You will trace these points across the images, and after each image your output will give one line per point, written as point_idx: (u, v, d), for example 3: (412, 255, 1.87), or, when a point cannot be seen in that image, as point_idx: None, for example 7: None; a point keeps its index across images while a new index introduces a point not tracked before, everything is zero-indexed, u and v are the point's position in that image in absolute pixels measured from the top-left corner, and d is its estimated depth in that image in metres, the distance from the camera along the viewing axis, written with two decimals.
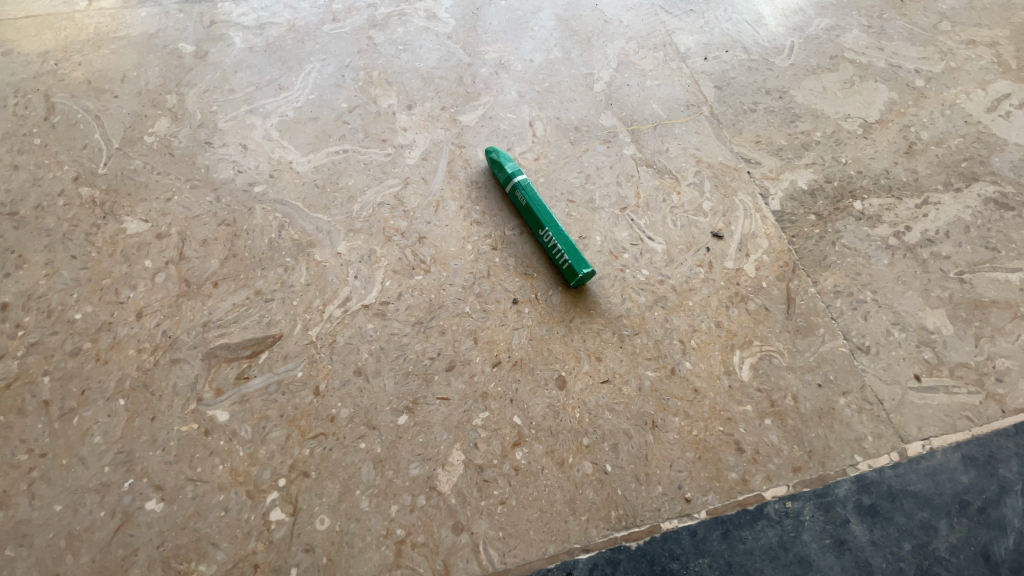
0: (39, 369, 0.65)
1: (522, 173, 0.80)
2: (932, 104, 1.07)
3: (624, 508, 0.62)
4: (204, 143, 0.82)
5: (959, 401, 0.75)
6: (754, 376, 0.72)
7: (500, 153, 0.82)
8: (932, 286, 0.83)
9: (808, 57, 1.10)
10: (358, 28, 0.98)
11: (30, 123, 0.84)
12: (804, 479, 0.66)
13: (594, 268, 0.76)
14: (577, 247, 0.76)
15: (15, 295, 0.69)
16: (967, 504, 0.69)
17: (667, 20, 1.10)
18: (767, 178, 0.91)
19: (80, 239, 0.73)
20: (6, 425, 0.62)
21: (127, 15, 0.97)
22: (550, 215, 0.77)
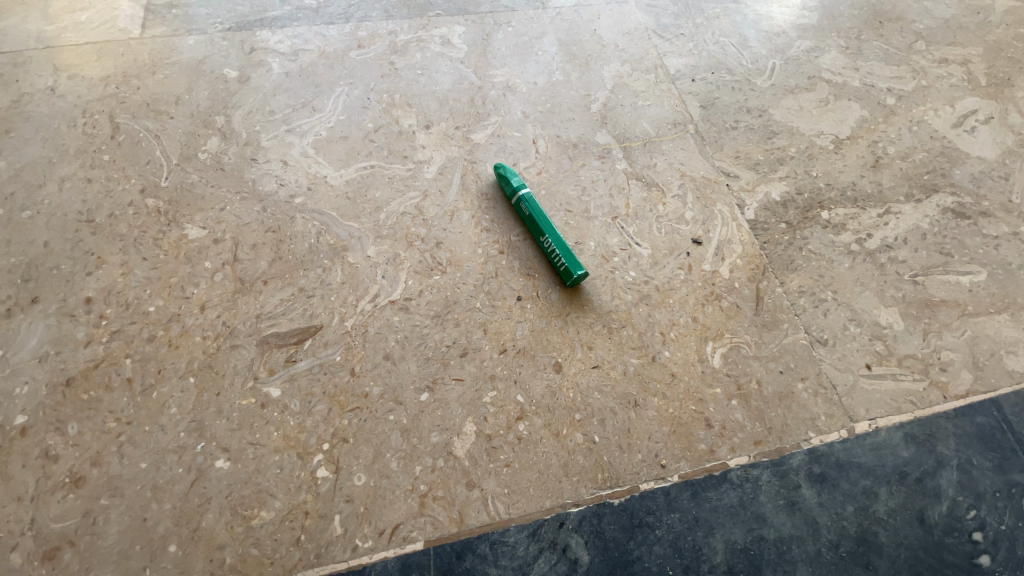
0: (122, 352, 0.77)
1: (525, 186, 0.92)
2: (901, 121, 1.17)
3: (609, 472, 0.74)
4: (250, 159, 0.95)
5: (904, 387, 0.86)
6: (724, 363, 0.83)
7: (507, 168, 0.94)
8: (887, 287, 0.95)
9: (787, 78, 1.21)
10: (380, 54, 1.10)
11: (98, 141, 0.96)
12: (763, 451, 0.78)
13: (587, 270, 0.88)
14: (572, 252, 0.88)
15: (97, 291, 0.81)
16: (906, 474, 0.80)
17: (659, 44, 1.21)
18: (744, 190, 1.02)
19: (149, 243, 0.86)
20: (96, 398, 0.74)
21: (176, 42, 1.09)
22: (550, 223, 0.89)
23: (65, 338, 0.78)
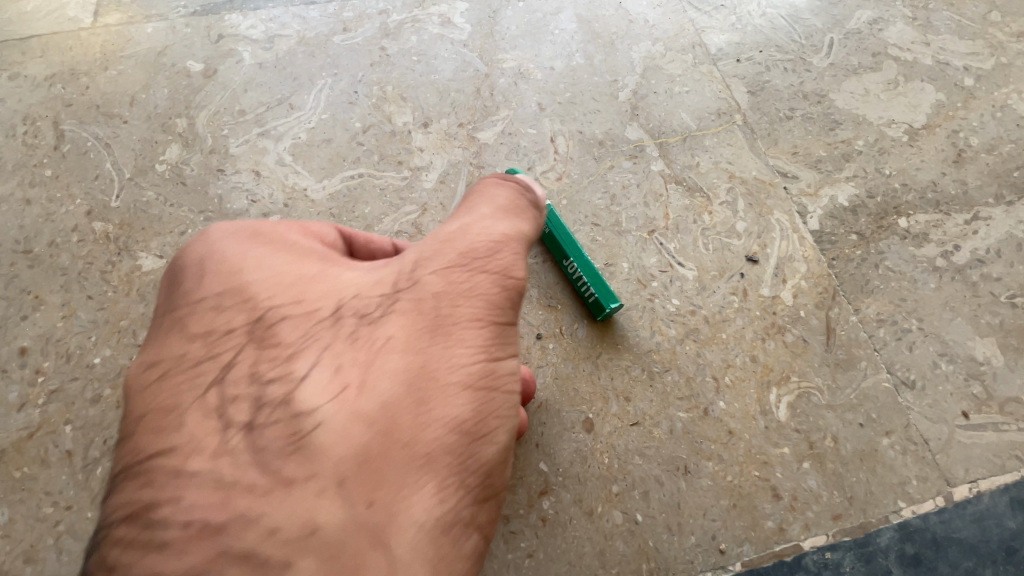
0: (61, 418, 0.64)
1: None
2: (982, 106, 1.00)
3: (655, 561, 0.62)
4: (216, 171, 0.80)
5: (1009, 440, 0.71)
6: (791, 416, 0.69)
7: (521, 175, 0.80)
8: (982, 312, 0.79)
9: (847, 55, 1.03)
10: (370, 38, 0.94)
11: (39, 153, 0.81)
12: (843, 528, 0.64)
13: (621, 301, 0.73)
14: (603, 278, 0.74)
15: (33, 340, 0.68)
16: (1015, 551, 0.66)
17: (696, 17, 1.03)
18: (804, 193, 0.85)
19: (96, 277, 0.71)
20: (31, 476, 0.61)
21: (133, 31, 0.93)
22: (576, 243, 0.74)
23: None
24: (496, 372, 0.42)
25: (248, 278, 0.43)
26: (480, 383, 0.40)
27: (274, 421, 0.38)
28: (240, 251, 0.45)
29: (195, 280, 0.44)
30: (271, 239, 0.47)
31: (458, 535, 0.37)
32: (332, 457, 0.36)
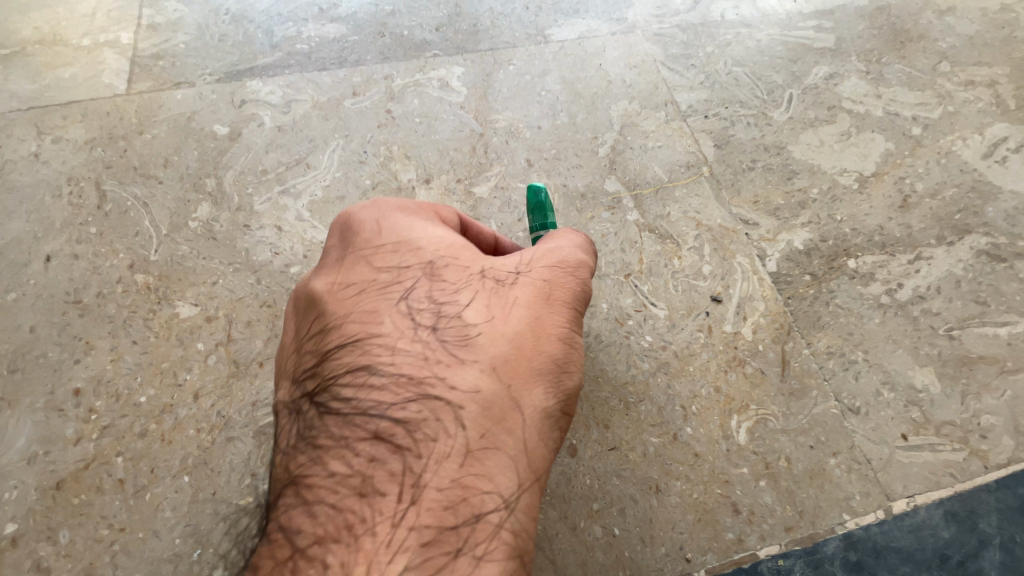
0: (113, 450, 0.73)
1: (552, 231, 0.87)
2: (928, 154, 1.12)
3: (630, 569, 0.71)
4: (243, 226, 0.90)
5: (942, 459, 0.81)
6: (750, 440, 0.78)
7: (545, 196, 0.87)
8: (921, 343, 0.89)
9: (804, 109, 1.15)
10: (377, 102, 1.06)
11: (84, 212, 0.92)
12: (795, 538, 0.73)
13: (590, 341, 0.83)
14: None
15: (86, 381, 0.77)
16: (947, 557, 0.76)
17: (668, 76, 1.15)
18: (764, 239, 0.96)
19: (139, 325, 0.81)
20: (88, 503, 0.70)
21: (164, 97, 1.05)
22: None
23: (54, 435, 0.74)
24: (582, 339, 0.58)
25: (417, 238, 0.62)
26: (573, 334, 0.57)
27: (441, 331, 0.54)
28: (413, 223, 0.63)
29: (377, 233, 0.63)
30: (429, 219, 0.65)
31: (555, 426, 0.53)
32: (482, 358, 0.52)
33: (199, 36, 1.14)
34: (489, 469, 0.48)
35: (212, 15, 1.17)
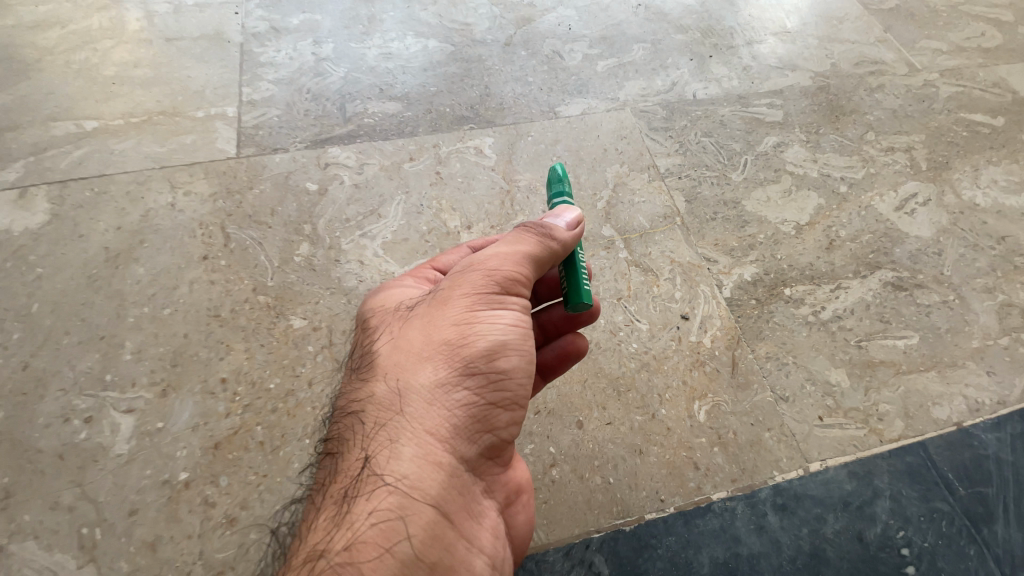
0: (254, 421, 1.03)
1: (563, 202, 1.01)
2: (852, 207, 1.45)
3: (621, 506, 1.01)
4: (334, 261, 1.22)
5: (848, 434, 1.11)
6: (707, 418, 1.09)
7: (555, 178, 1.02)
8: (837, 350, 1.20)
9: (757, 172, 1.48)
10: (428, 165, 1.39)
11: (214, 249, 1.22)
12: (738, 486, 1.04)
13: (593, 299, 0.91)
14: (583, 277, 0.92)
15: (230, 372, 1.08)
16: (850, 503, 1.05)
17: (650, 146, 1.50)
18: (721, 272, 1.28)
19: (265, 332, 1.12)
20: (239, 457, 1.00)
21: (266, 160, 1.37)
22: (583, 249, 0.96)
23: (210, 411, 1.04)
24: (466, 323, 0.80)
25: (375, 299, 0.95)
26: (461, 323, 0.80)
27: (366, 361, 0.85)
28: (378, 291, 0.97)
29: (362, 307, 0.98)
30: (399, 282, 0.99)
31: (443, 395, 0.77)
32: (383, 369, 0.81)
33: (289, 110, 1.47)
34: (383, 440, 0.75)
35: (298, 94, 1.51)
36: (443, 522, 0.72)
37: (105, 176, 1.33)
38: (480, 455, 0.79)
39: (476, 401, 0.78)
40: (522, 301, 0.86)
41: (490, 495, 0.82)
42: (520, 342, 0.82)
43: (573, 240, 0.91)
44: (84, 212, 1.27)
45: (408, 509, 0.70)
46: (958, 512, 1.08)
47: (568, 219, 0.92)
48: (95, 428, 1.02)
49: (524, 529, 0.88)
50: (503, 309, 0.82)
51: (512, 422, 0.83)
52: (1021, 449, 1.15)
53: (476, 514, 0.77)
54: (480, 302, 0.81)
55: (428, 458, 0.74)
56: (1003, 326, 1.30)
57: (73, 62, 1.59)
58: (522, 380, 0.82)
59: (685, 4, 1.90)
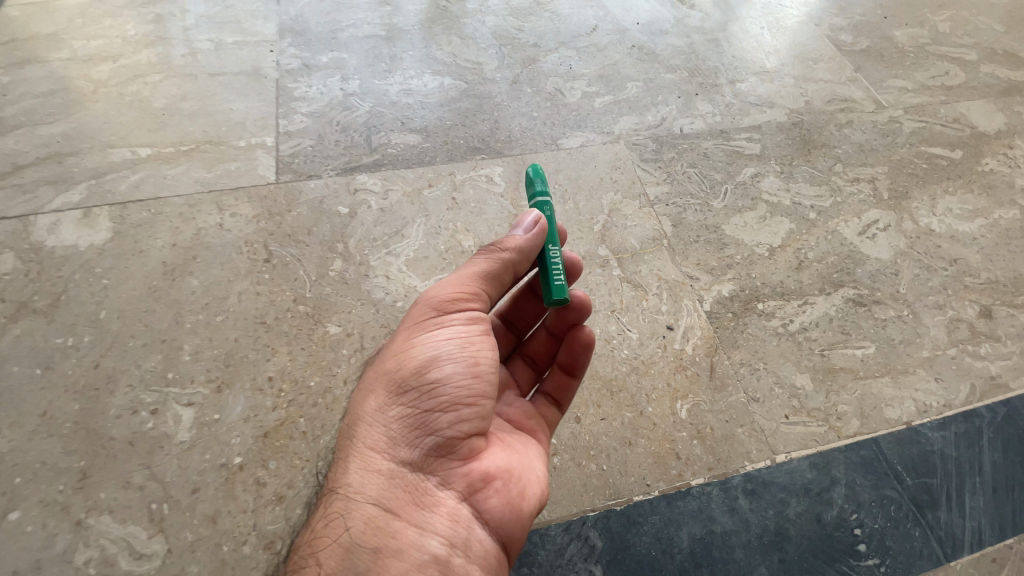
0: (299, 413, 1.20)
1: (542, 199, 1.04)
2: (820, 231, 1.63)
3: (613, 489, 1.18)
4: (364, 275, 1.40)
5: (811, 430, 1.28)
6: (688, 415, 1.27)
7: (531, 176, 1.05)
8: (803, 358, 1.38)
9: (735, 200, 1.67)
10: (445, 192, 1.57)
11: (259, 264, 1.40)
12: (713, 474, 1.21)
13: (561, 295, 0.94)
14: (553, 275, 0.95)
15: (276, 372, 1.25)
16: (811, 489, 1.21)
17: (641, 175, 1.69)
18: (703, 288, 1.46)
19: (306, 338, 1.30)
20: (286, 444, 1.16)
21: (302, 186, 1.55)
22: (560, 244, 0.99)
23: (260, 404, 1.20)
24: (402, 348, 0.90)
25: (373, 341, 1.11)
26: (398, 349, 0.90)
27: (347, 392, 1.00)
28: None
29: None
30: None
31: (383, 410, 0.87)
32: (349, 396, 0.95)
33: (320, 141, 1.65)
34: (341, 455, 0.88)
35: (328, 126, 1.69)
36: (383, 515, 0.80)
37: (160, 198, 1.50)
38: (428, 453, 0.85)
39: (413, 408, 0.86)
40: (464, 312, 0.92)
41: (450, 486, 0.84)
42: (454, 350, 0.88)
43: (525, 244, 0.95)
44: (142, 231, 1.44)
45: (351, 507, 0.81)
46: (906, 499, 1.23)
47: (525, 224, 0.97)
48: (160, 419, 1.18)
49: (509, 513, 0.85)
50: (439, 325, 0.91)
51: (459, 419, 0.86)
52: (963, 446, 1.31)
53: (426, 505, 0.82)
54: (418, 325, 0.91)
55: (370, 464, 0.84)
56: (951, 338, 1.47)
57: (125, 93, 1.76)
58: (460, 380, 0.86)
59: (673, 47, 2.12)
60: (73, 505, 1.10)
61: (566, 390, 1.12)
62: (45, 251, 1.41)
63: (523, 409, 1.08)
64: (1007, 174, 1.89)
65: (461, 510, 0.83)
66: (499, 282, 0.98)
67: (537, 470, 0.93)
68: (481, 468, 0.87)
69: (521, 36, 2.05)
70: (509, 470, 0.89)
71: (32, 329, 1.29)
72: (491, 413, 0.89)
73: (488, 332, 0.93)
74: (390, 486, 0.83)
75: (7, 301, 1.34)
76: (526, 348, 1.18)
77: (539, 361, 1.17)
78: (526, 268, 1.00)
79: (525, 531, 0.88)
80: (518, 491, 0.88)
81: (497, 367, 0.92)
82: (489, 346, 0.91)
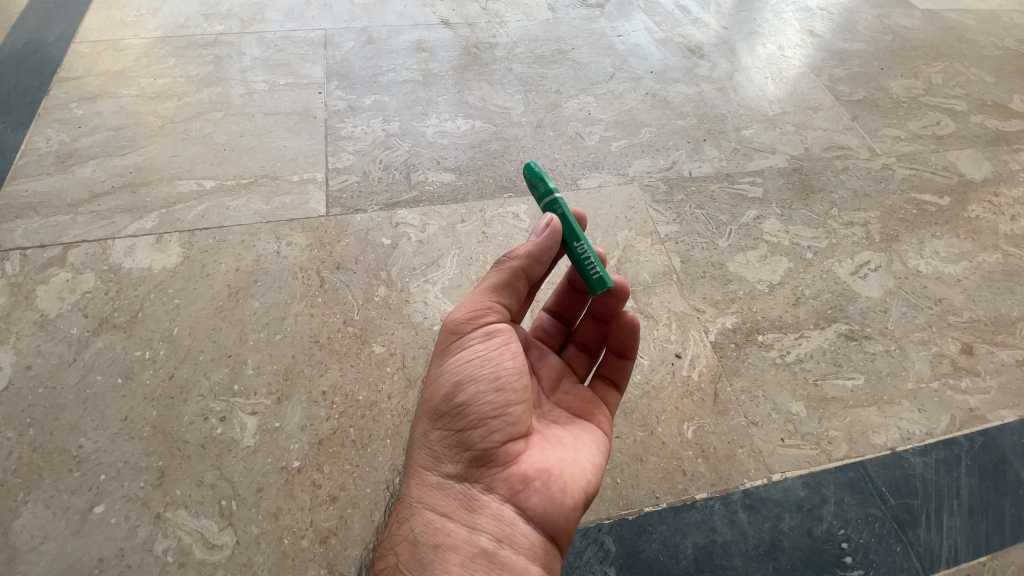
0: (349, 423, 1.36)
1: (553, 198, 1.12)
2: (816, 270, 1.79)
3: (626, 500, 1.33)
4: (405, 301, 1.57)
5: (804, 453, 1.43)
6: (693, 435, 1.42)
7: (535, 177, 1.13)
8: (798, 386, 1.53)
9: (739, 239, 1.83)
10: (476, 226, 1.74)
11: (312, 289, 1.57)
12: (716, 489, 1.36)
13: (602, 283, 1.07)
14: (590, 268, 1.07)
15: (328, 386, 1.41)
16: (803, 506, 1.36)
17: (653, 215, 1.86)
18: (708, 320, 1.62)
19: (355, 356, 1.46)
20: (339, 450, 1.32)
21: (349, 218, 1.73)
22: (580, 236, 1.08)
23: (314, 415, 1.37)
24: (434, 377, 1.03)
25: None
26: (432, 379, 1.04)
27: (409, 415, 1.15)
28: None
29: None
30: None
31: (427, 434, 1.00)
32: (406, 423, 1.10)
33: (365, 177, 1.84)
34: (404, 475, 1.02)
35: (371, 163, 1.88)
36: (439, 518, 0.93)
37: (224, 227, 1.69)
38: (469, 462, 0.97)
39: (449, 426, 0.98)
40: (482, 330, 1.03)
41: (494, 488, 0.95)
42: (477, 368, 0.99)
43: (534, 248, 1.06)
44: (209, 256, 1.62)
45: (412, 514, 0.95)
46: (889, 517, 1.36)
47: (537, 229, 1.07)
48: (228, 425, 1.34)
49: (551, 507, 0.94)
50: (461, 347, 1.02)
51: (490, 429, 0.97)
52: (942, 471, 1.44)
53: (474, 508, 0.93)
54: (444, 355, 1.04)
55: (423, 477, 0.98)
56: (934, 372, 1.61)
57: (190, 129, 1.96)
58: (485, 395, 0.97)
59: (683, 95, 2.31)
60: (152, 500, 1.25)
61: (619, 370, 1.27)
62: (123, 272, 1.59)
63: (581, 396, 1.19)
64: (991, 221, 2.00)
65: (506, 508, 0.94)
66: (512, 291, 1.08)
67: (578, 463, 1.01)
68: (520, 470, 0.96)
69: (545, 83, 2.25)
70: (547, 468, 0.97)
71: (113, 343, 1.46)
72: (521, 418, 0.99)
73: (507, 342, 1.04)
74: (443, 497, 0.95)
75: (91, 316, 1.51)
76: (576, 335, 1.32)
77: (590, 346, 1.30)
78: (538, 271, 1.10)
79: (572, 520, 0.96)
80: (559, 487, 0.96)
81: (521, 377, 1.02)
82: (507, 357, 1.02)
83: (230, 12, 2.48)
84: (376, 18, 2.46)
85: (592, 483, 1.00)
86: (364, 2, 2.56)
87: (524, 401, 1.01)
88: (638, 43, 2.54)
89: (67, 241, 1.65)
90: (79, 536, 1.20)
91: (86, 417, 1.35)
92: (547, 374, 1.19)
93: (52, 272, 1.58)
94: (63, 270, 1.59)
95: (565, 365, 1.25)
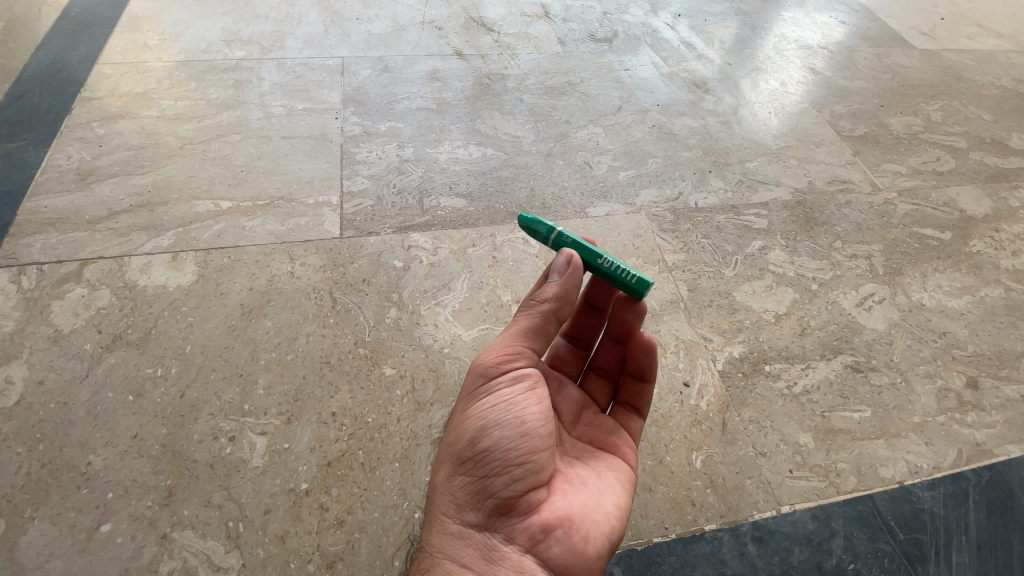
0: (357, 446, 1.36)
1: (554, 230, 1.16)
2: (821, 301, 1.82)
3: (635, 530, 1.32)
4: (416, 323, 1.58)
5: (812, 485, 1.42)
6: (702, 465, 1.42)
7: (529, 222, 1.16)
8: (805, 417, 1.53)
9: (745, 269, 1.86)
10: (486, 251, 1.77)
11: (325, 309, 1.59)
12: (725, 521, 1.35)
13: (643, 285, 1.09)
14: (623, 276, 1.11)
15: (337, 407, 1.41)
16: (813, 540, 1.35)
17: (660, 243, 1.90)
18: (715, 349, 1.64)
19: (365, 378, 1.47)
20: (346, 473, 1.32)
21: (362, 240, 1.76)
22: (596, 253, 1.12)
23: (323, 436, 1.37)
24: (459, 422, 1.05)
25: None
26: (457, 423, 1.06)
27: None
28: None
29: None
30: None
31: (450, 481, 1.01)
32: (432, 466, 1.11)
33: (379, 201, 1.87)
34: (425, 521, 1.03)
35: (385, 188, 1.92)
36: (459, 569, 0.93)
37: (239, 247, 1.72)
38: (491, 510, 0.97)
39: (471, 473, 0.99)
40: (509, 376, 1.06)
41: (514, 539, 0.94)
42: (501, 414, 1.01)
43: (560, 289, 1.07)
44: (224, 276, 1.64)
45: (432, 565, 0.95)
46: (898, 552, 1.35)
47: (560, 267, 1.08)
48: (238, 445, 1.34)
49: (573, 558, 0.93)
50: (487, 392, 1.04)
51: (512, 478, 0.97)
52: (950, 506, 1.44)
53: (494, 560, 0.93)
54: (471, 400, 1.06)
55: (444, 525, 0.99)
56: (940, 406, 1.61)
57: (209, 151, 2.01)
58: (509, 442, 0.98)
59: (690, 128, 2.37)
60: (160, 519, 1.24)
61: (640, 395, 1.28)
62: (138, 288, 1.61)
63: (603, 430, 1.19)
64: (993, 256, 2.03)
65: (527, 560, 0.93)
66: (542, 334, 1.09)
67: (600, 509, 1.01)
68: (541, 519, 0.95)
69: (554, 114, 2.31)
70: (569, 517, 0.96)
71: (126, 359, 1.47)
72: (545, 466, 0.99)
73: (533, 388, 1.06)
74: (463, 546, 0.96)
75: (104, 332, 1.52)
76: (597, 361, 1.33)
77: (610, 369, 1.32)
78: (567, 311, 1.10)
79: (593, 571, 0.95)
80: (580, 537, 0.95)
81: (545, 423, 1.03)
82: (532, 403, 1.04)
83: (251, 39, 2.56)
84: (392, 47, 2.54)
85: (614, 530, 1.00)
86: (381, 33, 2.64)
87: (548, 448, 1.01)
88: (645, 77, 2.62)
89: (84, 257, 1.67)
90: (85, 556, 1.19)
91: (96, 433, 1.35)
92: (568, 408, 1.21)
93: (67, 288, 1.60)
94: (79, 286, 1.61)
95: (585, 396, 1.27)
